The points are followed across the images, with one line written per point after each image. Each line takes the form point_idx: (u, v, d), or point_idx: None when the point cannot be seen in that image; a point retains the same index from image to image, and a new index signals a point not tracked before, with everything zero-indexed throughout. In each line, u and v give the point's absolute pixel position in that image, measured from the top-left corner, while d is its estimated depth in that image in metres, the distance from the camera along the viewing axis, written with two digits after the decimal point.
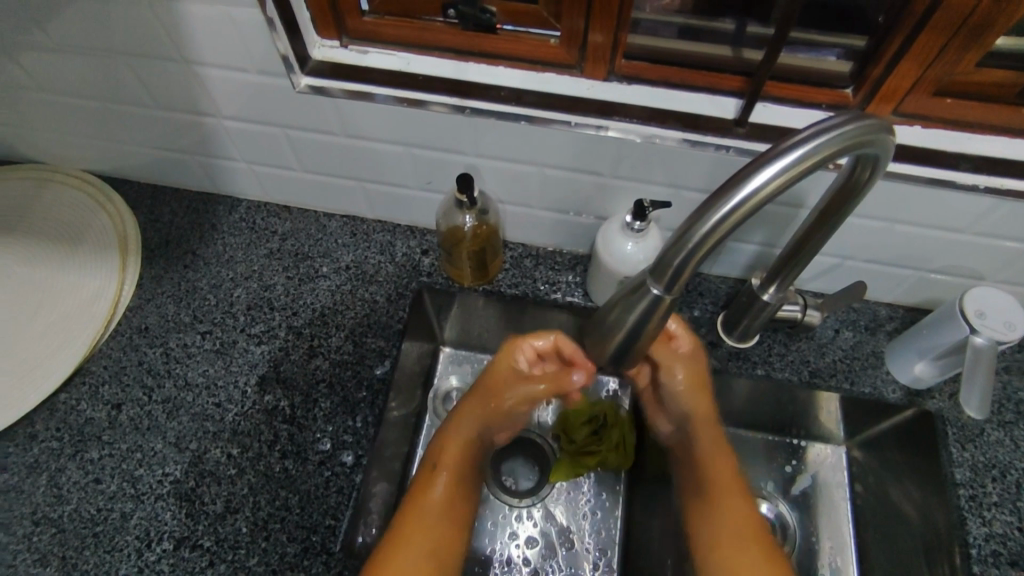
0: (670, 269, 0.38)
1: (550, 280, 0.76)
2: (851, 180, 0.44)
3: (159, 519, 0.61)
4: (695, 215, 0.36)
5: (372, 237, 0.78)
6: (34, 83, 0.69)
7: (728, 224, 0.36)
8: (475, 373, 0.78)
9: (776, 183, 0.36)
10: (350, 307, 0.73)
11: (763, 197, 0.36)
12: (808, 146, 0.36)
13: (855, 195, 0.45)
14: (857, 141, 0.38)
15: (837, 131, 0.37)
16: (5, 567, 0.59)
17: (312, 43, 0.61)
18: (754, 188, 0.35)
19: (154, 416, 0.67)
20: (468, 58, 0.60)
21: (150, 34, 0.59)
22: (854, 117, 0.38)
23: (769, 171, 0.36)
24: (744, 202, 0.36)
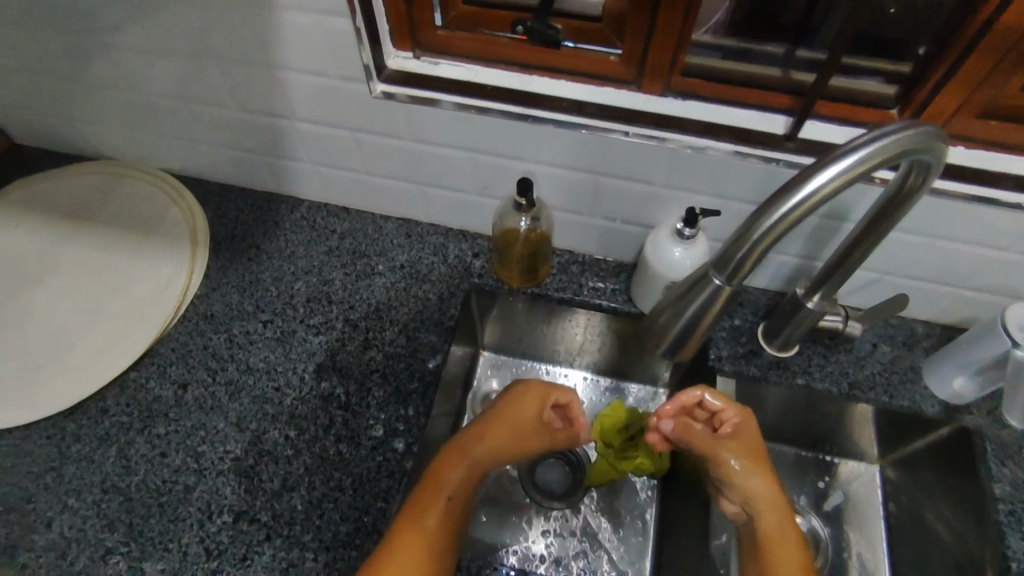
0: (732, 261, 0.47)
1: (596, 286, 0.79)
2: (905, 187, 0.48)
3: (220, 493, 0.64)
4: (757, 214, 0.44)
5: (425, 240, 0.82)
6: (123, 83, 0.74)
7: (790, 218, 0.43)
8: (513, 377, 0.85)
9: (836, 183, 0.41)
10: (405, 304, 0.76)
11: (824, 194, 0.42)
12: (871, 149, 0.41)
13: (905, 203, 0.49)
14: (918, 146, 0.42)
15: (895, 137, 0.42)
16: (74, 531, 0.62)
17: (388, 54, 0.66)
18: (814, 188, 0.42)
19: (217, 397, 0.70)
20: (533, 71, 0.66)
21: (238, 38, 0.64)
22: (914, 125, 0.42)
23: (828, 173, 0.41)
24: (803, 202, 0.42)
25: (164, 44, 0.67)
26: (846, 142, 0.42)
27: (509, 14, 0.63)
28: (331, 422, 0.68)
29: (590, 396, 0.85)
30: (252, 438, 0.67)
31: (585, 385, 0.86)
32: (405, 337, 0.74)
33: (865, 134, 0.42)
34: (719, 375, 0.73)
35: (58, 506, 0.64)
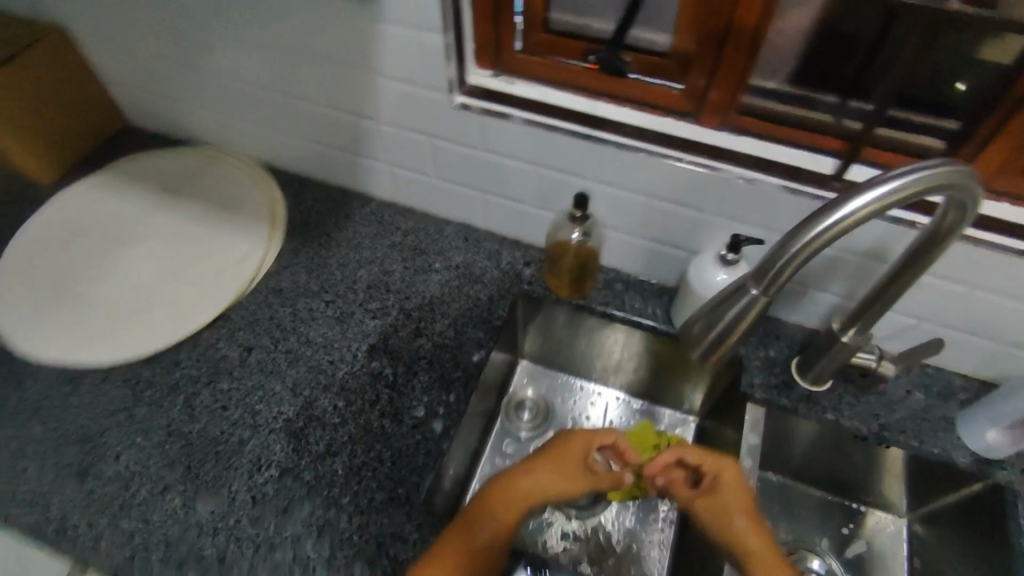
0: (772, 271, 0.49)
1: (638, 304, 0.82)
2: (940, 223, 0.50)
3: (270, 449, 0.69)
4: (796, 235, 0.46)
5: (482, 245, 0.87)
6: (227, 74, 0.82)
7: (826, 237, 0.45)
8: (550, 387, 0.91)
9: (868, 209, 0.44)
10: (455, 300, 0.81)
11: (860, 217, 0.44)
12: (901, 181, 0.43)
13: (942, 239, 0.51)
14: (947, 183, 0.44)
15: (925, 171, 0.44)
16: (138, 466, 0.68)
17: (469, 69, 0.71)
18: (846, 213, 0.44)
19: (277, 362, 0.75)
20: (599, 97, 0.70)
21: (337, 43, 0.71)
22: (947, 162, 0.45)
23: (863, 198, 0.44)
24: (838, 223, 0.45)
25: (270, 44, 0.74)
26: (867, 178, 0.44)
27: (582, 45, 0.68)
28: (375, 398, 0.72)
29: (621, 416, 0.89)
30: (302, 403, 0.72)
31: (617, 405, 0.90)
32: (452, 329, 0.78)
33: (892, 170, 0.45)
34: (750, 402, 0.74)
35: (125, 443, 0.69)
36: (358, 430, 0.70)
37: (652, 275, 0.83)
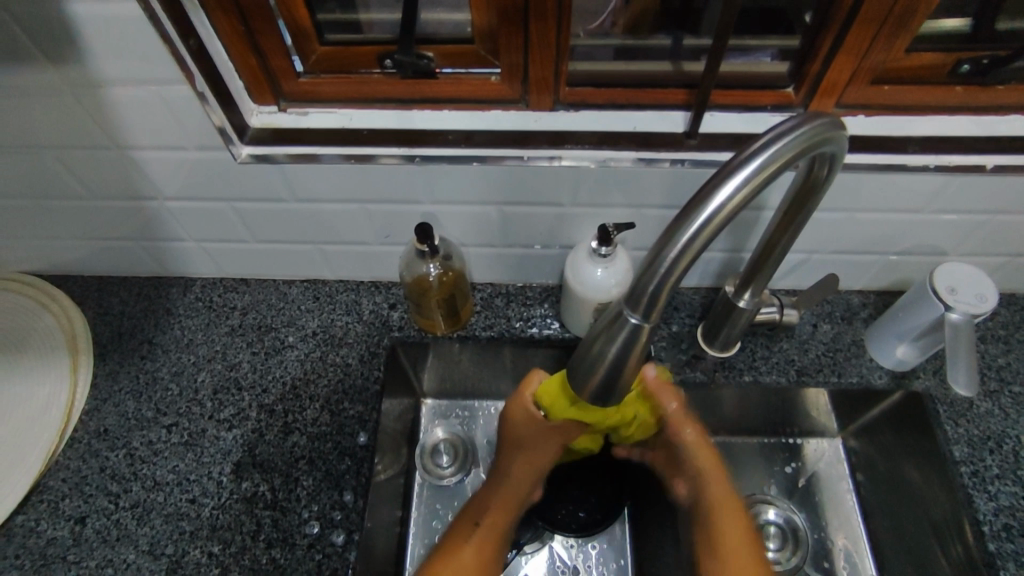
0: (646, 293, 0.45)
1: (865, 376, 0.78)
2: (814, 176, 0.51)
3: (476, 332, 0.80)
4: (665, 237, 0.44)
5: (736, 254, 0.79)
6: None
7: (698, 240, 0.43)
8: (732, 441, 0.88)
9: (741, 194, 0.43)
10: (686, 296, 0.84)
11: (731, 209, 0.43)
12: (767, 156, 0.43)
13: (815, 191, 0.53)
14: (807, 145, 0.45)
15: (798, 132, 0.45)
16: (374, 305, 0.82)
17: (801, 86, 0.66)
18: (720, 203, 0.43)
19: (509, 286, 0.85)
20: (920, 118, 0.68)
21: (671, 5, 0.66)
22: (808, 121, 0.45)
23: (729, 187, 0.43)
24: (716, 211, 0.43)
25: None
26: (747, 146, 0.45)
27: (923, 73, 0.64)
28: (578, 339, 0.80)
29: (790, 496, 0.85)
30: (522, 314, 0.82)
31: (790, 486, 0.86)
32: (676, 322, 0.82)
33: (754, 143, 0.45)
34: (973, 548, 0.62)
35: (369, 284, 0.84)
36: (556, 357, 0.80)
37: (903, 349, 0.77)
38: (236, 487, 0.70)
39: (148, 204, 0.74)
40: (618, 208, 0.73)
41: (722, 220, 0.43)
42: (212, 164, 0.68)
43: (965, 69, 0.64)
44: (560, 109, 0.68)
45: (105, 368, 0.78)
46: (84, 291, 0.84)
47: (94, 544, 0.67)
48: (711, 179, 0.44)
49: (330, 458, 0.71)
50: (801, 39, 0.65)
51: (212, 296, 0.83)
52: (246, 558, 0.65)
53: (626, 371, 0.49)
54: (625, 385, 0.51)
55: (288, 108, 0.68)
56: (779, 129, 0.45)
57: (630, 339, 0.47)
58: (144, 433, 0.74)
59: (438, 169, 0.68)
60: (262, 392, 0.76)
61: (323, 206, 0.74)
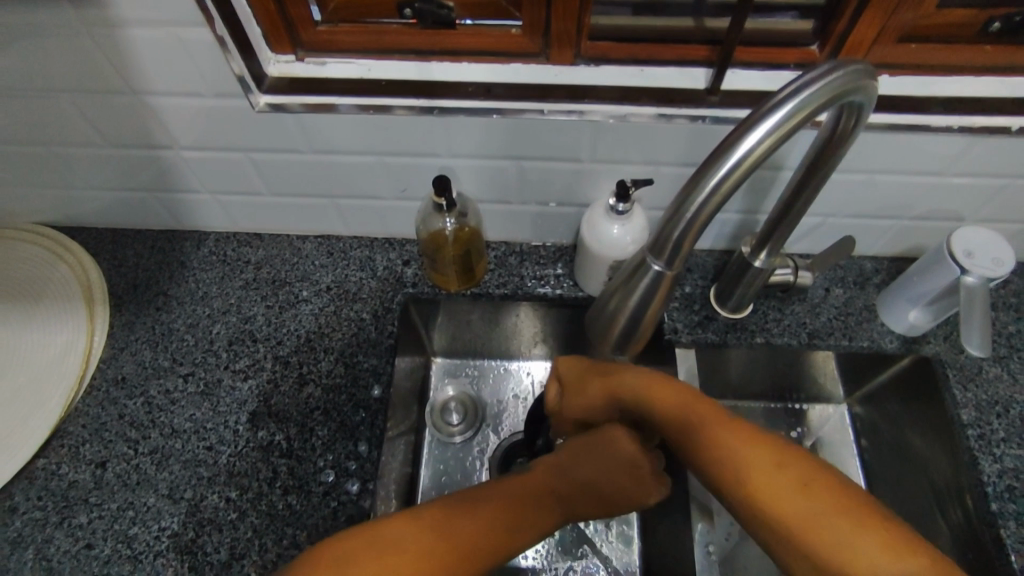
0: (671, 240, 0.45)
1: (877, 340, 0.79)
2: (841, 128, 0.51)
3: (489, 290, 0.80)
4: (692, 183, 0.44)
5: (752, 216, 0.79)
6: None
7: (725, 185, 0.43)
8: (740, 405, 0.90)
9: (770, 139, 0.43)
10: (699, 258, 0.84)
11: (759, 154, 0.43)
12: (801, 100, 0.43)
13: (842, 143, 0.52)
14: (840, 90, 0.45)
15: (828, 77, 0.44)
16: (390, 263, 0.82)
17: (826, 44, 0.65)
18: (748, 149, 0.42)
19: (522, 247, 0.84)
20: (946, 80, 0.67)
21: None
22: (841, 66, 0.45)
23: (760, 130, 0.42)
24: (745, 156, 0.43)
25: None
26: (779, 91, 0.44)
27: (951, 32, 0.64)
28: (591, 299, 0.80)
29: None
30: (536, 273, 0.82)
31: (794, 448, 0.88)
32: (689, 284, 0.82)
33: (788, 87, 0.44)
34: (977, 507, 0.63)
35: (382, 242, 0.84)
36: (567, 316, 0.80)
37: (915, 314, 0.77)
38: (253, 435, 0.71)
39: (163, 152, 0.73)
40: (635, 166, 0.72)
41: (750, 165, 0.43)
42: (230, 112, 0.68)
43: (994, 28, 0.63)
44: (580, 63, 0.68)
45: (122, 319, 0.79)
46: (98, 242, 0.85)
47: (115, 487, 0.68)
48: (740, 124, 0.44)
49: (346, 409, 0.72)
50: None
51: (226, 250, 0.84)
52: (264, 504, 0.66)
53: (647, 321, 0.50)
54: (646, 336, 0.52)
55: (306, 57, 0.68)
56: (810, 75, 0.45)
57: (653, 288, 0.48)
58: (161, 382, 0.74)
59: (457, 121, 0.68)
60: (277, 344, 0.76)
61: (338, 158, 0.73)
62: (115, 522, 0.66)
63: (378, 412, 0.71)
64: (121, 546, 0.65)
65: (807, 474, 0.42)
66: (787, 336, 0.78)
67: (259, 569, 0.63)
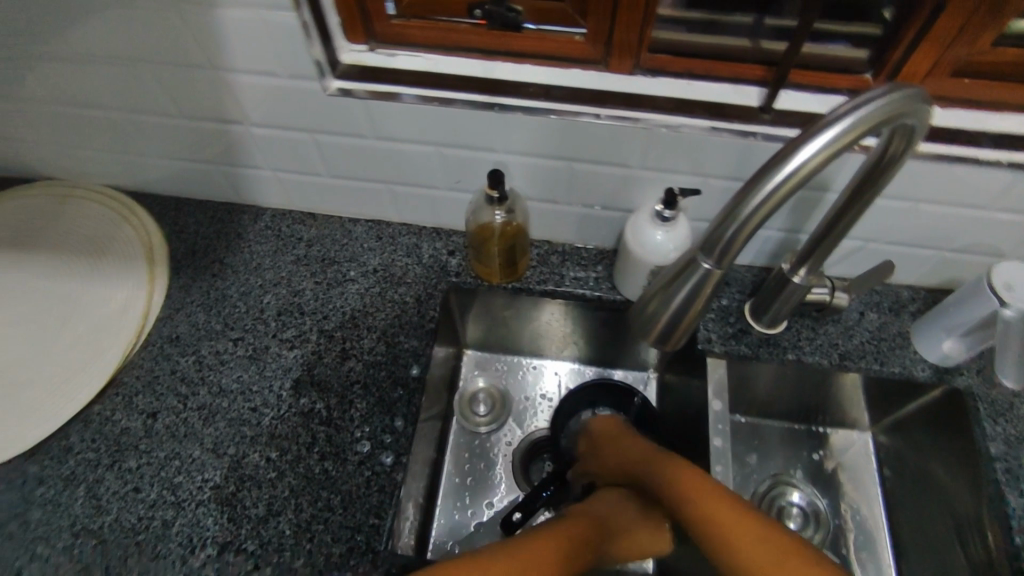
0: (722, 240, 0.48)
1: (908, 368, 0.79)
2: (891, 152, 0.52)
3: (530, 284, 0.83)
4: (746, 190, 0.46)
5: (793, 235, 0.81)
6: None
7: (777, 193, 0.45)
8: (763, 422, 0.92)
9: (824, 153, 0.45)
10: (736, 272, 0.86)
11: (811, 168, 0.45)
12: (855, 120, 0.45)
13: (892, 166, 0.54)
14: (894, 113, 0.46)
15: (881, 96, 0.46)
16: (438, 253, 0.85)
17: (880, 72, 0.67)
18: (800, 161, 0.45)
19: (564, 247, 0.87)
20: (998, 116, 0.68)
21: None
22: (895, 88, 0.46)
23: (814, 145, 0.44)
24: (796, 169, 0.45)
25: None
26: (836, 107, 0.46)
27: (1006, 69, 0.65)
28: (627, 302, 0.82)
29: (805, 480, 0.89)
30: (576, 273, 0.85)
31: (811, 469, 0.89)
32: (725, 296, 0.84)
33: (844, 106, 0.46)
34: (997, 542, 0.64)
35: (429, 231, 0.87)
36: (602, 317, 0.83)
37: (949, 345, 0.77)
38: (295, 402, 0.74)
39: (234, 128, 0.77)
40: (683, 175, 0.75)
41: (800, 177, 0.45)
42: (301, 93, 0.71)
43: None
44: (638, 74, 0.70)
45: (179, 282, 0.83)
46: (162, 208, 0.89)
47: (163, 438, 0.72)
48: (793, 139, 0.46)
49: (384, 386, 0.75)
50: (886, 26, 0.66)
51: (281, 226, 0.88)
52: (300, 467, 0.70)
53: (689, 317, 0.53)
54: (688, 330, 0.55)
55: (378, 48, 0.71)
56: (865, 96, 0.46)
57: (700, 284, 0.50)
58: (212, 343, 0.78)
59: (516, 119, 0.71)
60: (323, 319, 0.80)
61: (398, 145, 0.76)
62: (162, 470, 0.70)
63: (415, 393, 0.74)
64: (166, 493, 0.68)
65: (766, 535, 0.53)
66: (818, 356, 0.80)
67: (293, 527, 0.66)
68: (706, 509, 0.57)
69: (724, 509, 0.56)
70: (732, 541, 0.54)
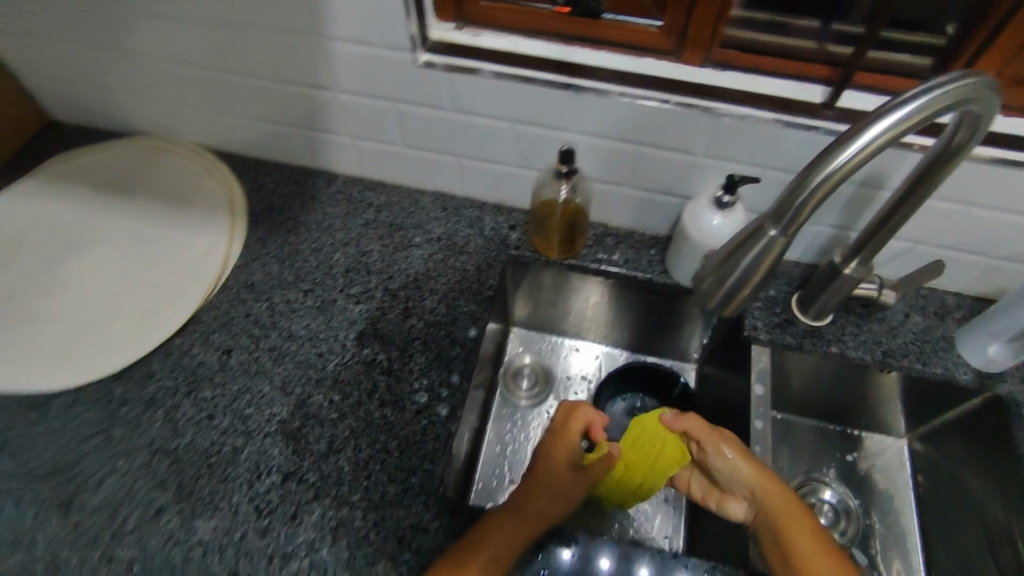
0: (794, 206, 0.53)
1: (950, 371, 0.81)
2: (955, 141, 0.55)
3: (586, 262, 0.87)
4: (815, 164, 0.50)
5: (845, 233, 0.83)
6: None
7: (844, 168, 0.49)
8: (799, 418, 0.94)
9: (885, 135, 0.48)
10: (785, 267, 0.89)
11: (877, 145, 0.48)
12: (921, 102, 0.48)
13: (955, 155, 0.56)
14: (959, 99, 0.49)
15: (949, 81, 0.49)
16: (500, 227, 0.90)
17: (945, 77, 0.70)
18: (867, 139, 0.48)
19: (619, 231, 0.91)
20: None
21: None
22: (960, 76, 0.49)
23: (881, 125, 0.48)
24: (863, 146, 0.48)
25: None
26: (900, 93, 0.49)
27: None
28: (677, 286, 0.86)
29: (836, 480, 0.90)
30: (630, 256, 0.89)
31: (844, 470, 0.91)
32: (773, 288, 0.87)
33: (911, 91, 0.49)
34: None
35: (492, 206, 0.92)
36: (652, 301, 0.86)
37: (994, 349, 0.79)
38: (359, 351, 0.78)
39: (322, 93, 0.83)
40: (744, 165, 0.78)
41: (867, 154, 0.49)
42: (391, 63, 0.76)
43: None
44: (708, 66, 0.74)
45: (256, 235, 0.88)
46: (243, 167, 0.95)
47: (236, 373, 0.77)
48: (860, 120, 0.49)
49: (443, 344, 0.79)
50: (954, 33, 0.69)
51: (353, 191, 0.93)
52: (362, 411, 0.74)
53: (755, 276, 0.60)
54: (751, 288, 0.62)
55: (464, 27, 0.76)
56: (932, 82, 0.49)
57: (767, 247, 0.56)
58: (284, 293, 0.83)
59: (590, 99, 0.75)
60: (388, 279, 0.84)
61: (474, 120, 0.81)
62: (234, 401, 0.75)
63: (472, 352, 0.78)
64: (237, 422, 0.73)
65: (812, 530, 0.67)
66: (862, 351, 0.82)
67: (353, 464, 0.70)
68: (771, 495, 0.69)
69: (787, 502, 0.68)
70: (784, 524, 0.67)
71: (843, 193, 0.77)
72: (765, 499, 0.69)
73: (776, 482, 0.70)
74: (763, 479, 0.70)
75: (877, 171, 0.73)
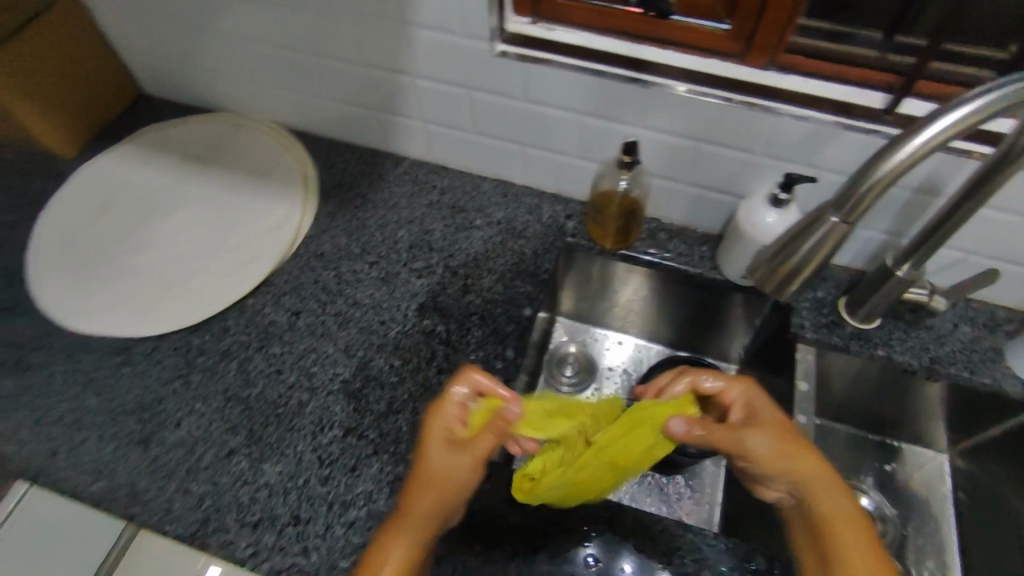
0: (856, 196, 0.56)
1: (998, 381, 0.81)
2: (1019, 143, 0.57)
3: (639, 254, 0.91)
4: (877, 159, 0.54)
5: (898, 240, 0.85)
6: None
7: (905, 162, 0.52)
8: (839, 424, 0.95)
9: (948, 131, 0.51)
10: (834, 271, 0.90)
11: (937, 142, 0.51)
12: (982, 103, 0.50)
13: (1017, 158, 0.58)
14: None
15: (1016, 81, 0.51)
16: (556, 215, 0.94)
17: None
18: (926, 137, 0.51)
19: (672, 227, 0.94)
20: None
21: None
22: None
23: (940, 123, 0.50)
24: (923, 143, 0.51)
25: None
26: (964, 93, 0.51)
27: None
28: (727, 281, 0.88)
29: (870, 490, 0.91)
30: (681, 251, 0.92)
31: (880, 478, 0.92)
32: (822, 290, 0.89)
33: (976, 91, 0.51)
34: None
35: (550, 196, 0.96)
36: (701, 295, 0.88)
37: None
38: (419, 321, 0.82)
39: (401, 78, 0.88)
40: (802, 166, 0.81)
41: (927, 151, 0.52)
42: (468, 52, 0.81)
43: None
44: (770, 70, 0.77)
45: (326, 209, 0.93)
46: (316, 146, 1.01)
47: (304, 333, 0.82)
48: (923, 118, 0.52)
49: (499, 320, 0.82)
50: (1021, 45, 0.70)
51: (419, 174, 0.98)
52: (420, 376, 0.78)
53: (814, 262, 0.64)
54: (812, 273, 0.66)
55: (540, 22, 0.80)
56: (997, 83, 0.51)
57: (826, 234, 0.60)
58: (351, 263, 0.88)
59: (655, 95, 0.79)
60: (449, 256, 0.88)
61: (542, 109, 0.85)
62: (302, 359, 0.79)
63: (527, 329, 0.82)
64: (304, 378, 0.78)
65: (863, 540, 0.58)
66: (909, 357, 0.83)
67: (410, 424, 0.74)
68: (819, 495, 0.61)
69: (837, 501, 0.60)
70: (833, 529, 0.59)
71: (898, 198, 0.79)
72: (814, 499, 0.61)
73: (827, 475, 0.62)
74: (818, 479, 0.62)
75: (934, 178, 0.75)
